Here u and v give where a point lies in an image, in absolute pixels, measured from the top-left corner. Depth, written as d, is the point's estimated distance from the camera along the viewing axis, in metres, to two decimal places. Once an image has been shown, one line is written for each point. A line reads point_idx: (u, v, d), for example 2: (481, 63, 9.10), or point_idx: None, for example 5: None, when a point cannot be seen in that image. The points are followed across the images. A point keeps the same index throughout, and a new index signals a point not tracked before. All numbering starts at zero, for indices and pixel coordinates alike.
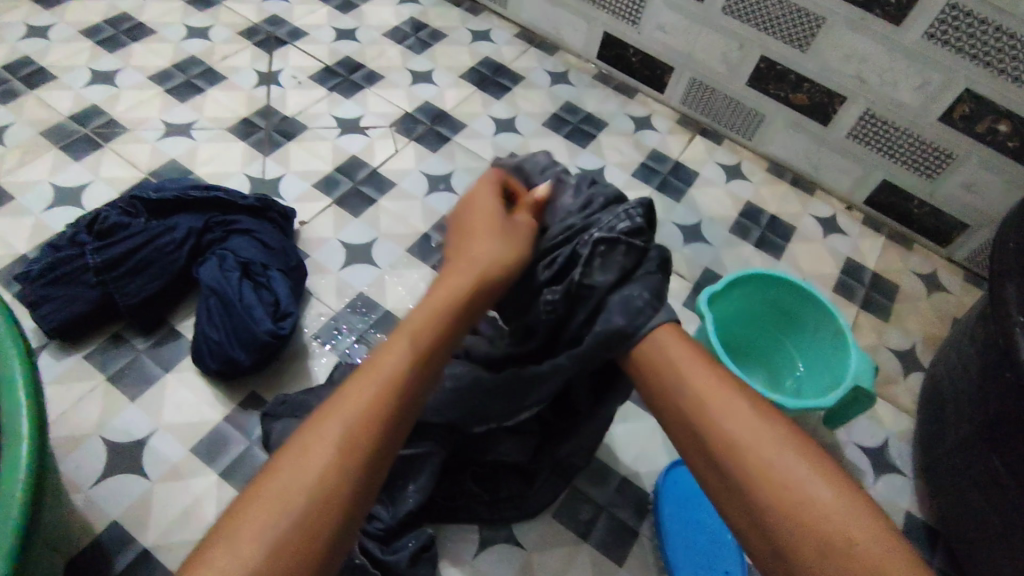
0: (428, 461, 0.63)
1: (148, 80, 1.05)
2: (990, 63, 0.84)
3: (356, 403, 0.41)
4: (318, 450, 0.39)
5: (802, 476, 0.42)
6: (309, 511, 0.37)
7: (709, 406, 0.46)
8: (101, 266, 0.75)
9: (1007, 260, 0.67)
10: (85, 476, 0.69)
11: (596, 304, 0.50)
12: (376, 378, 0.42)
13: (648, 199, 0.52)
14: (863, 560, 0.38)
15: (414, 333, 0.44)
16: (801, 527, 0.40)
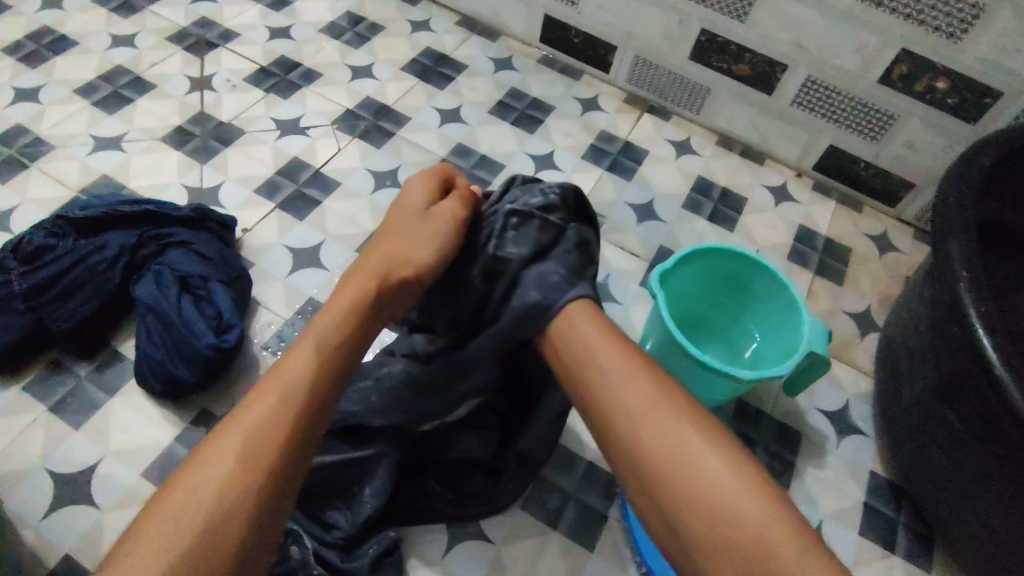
0: (383, 463, 0.62)
1: (73, 93, 1.00)
2: (923, 22, 0.84)
3: (258, 410, 0.42)
4: (219, 461, 0.40)
5: (691, 442, 0.42)
6: (210, 520, 0.38)
7: (604, 375, 0.46)
8: (29, 292, 0.72)
9: (948, 218, 0.68)
10: (31, 512, 0.66)
11: (512, 279, 0.52)
12: (277, 386, 0.43)
13: (565, 183, 0.56)
14: (742, 524, 0.39)
15: (318, 341, 0.45)
16: (700, 509, 0.40)
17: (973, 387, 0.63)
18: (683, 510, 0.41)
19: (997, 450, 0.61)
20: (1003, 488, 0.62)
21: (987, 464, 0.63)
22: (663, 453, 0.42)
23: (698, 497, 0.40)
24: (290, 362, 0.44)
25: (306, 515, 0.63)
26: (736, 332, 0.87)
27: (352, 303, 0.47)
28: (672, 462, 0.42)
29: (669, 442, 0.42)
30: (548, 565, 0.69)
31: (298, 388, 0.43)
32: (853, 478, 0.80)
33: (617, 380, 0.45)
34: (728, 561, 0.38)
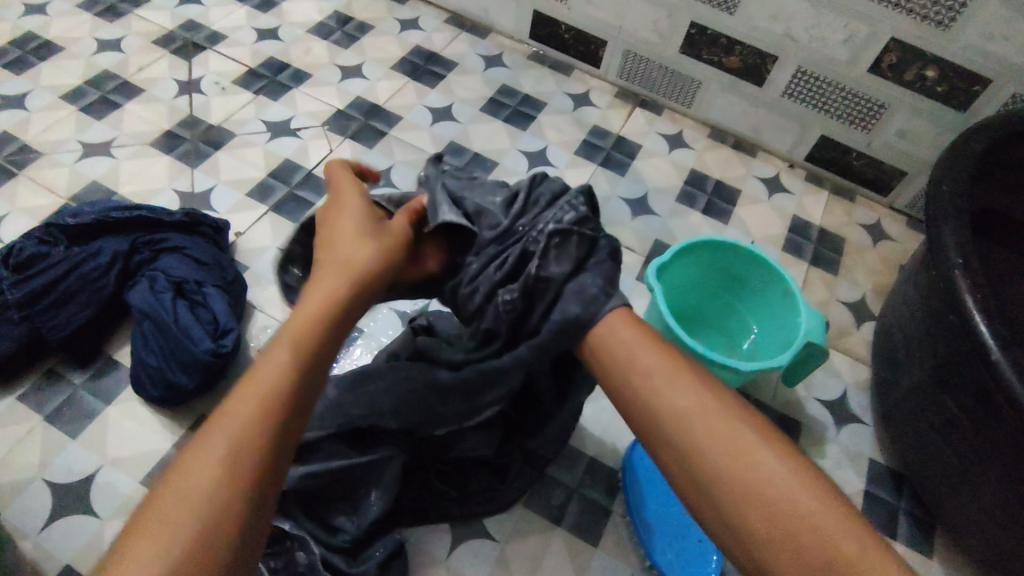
0: (391, 465, 0.61)
1: (60, 99, 0.99)
2: (912, 11, 0.85)
3: (234, 421, 0.38)
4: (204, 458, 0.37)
5: (748, 443, 0.40)
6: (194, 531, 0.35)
7: (659, 382, 0.43)
8: (22, 301, 0.71)
9: (942, 205, 0.68)
10: (31, 522, 0.66)
11: (552, 298, 0.47)
12: (257, 382, 0.39)
13: (588, 189, 0.50)
14: (805, 524, 0.37)
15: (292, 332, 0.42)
16: (761, 511, 0.37)
17: (970, 371, 0.63)
18: (752, 526, 0.37)
19: (995, 434, 0.62)
20: (1001, 473, 0.63)
21: (987, 450, 0.64)
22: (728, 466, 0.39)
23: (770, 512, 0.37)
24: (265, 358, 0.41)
25: (312, 520, 0.62)
26: (734, 325, 0.87)
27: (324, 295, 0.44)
28: (737, 474, 0.39)
29: (731, 452, 0.39)
30: (553, 561, 0.69)
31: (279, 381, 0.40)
32: (853, 467, 0.80)
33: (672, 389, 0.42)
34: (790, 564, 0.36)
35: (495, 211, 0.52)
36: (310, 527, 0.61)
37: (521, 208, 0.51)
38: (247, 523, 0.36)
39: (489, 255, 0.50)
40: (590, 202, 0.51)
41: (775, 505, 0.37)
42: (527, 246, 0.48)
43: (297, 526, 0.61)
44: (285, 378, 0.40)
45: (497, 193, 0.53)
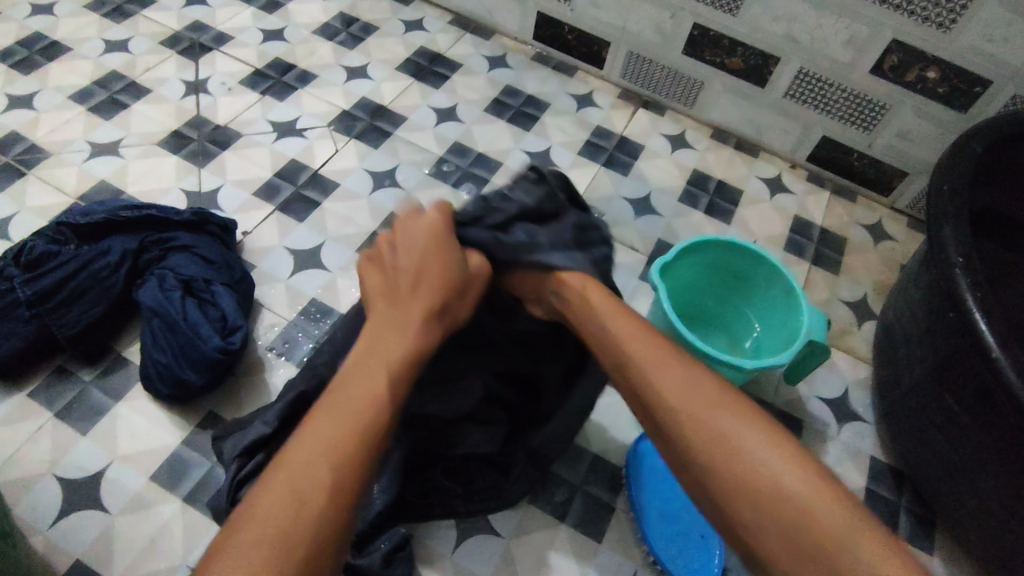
0: (393, 455, 0.62)
1: (67, 100, 1.00)
2: (914, 12, 0.85)
3: (339, 441, 0.37)
4: (308, 473, 0.36)
5: (715, 406, 0.42)
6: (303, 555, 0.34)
7: (630, 353, 0.46)
8: (33, 299, 0.71)
9: (942, 205, 0.69)
10: (42, 517, 0.67)
11: (506, 221, 0.53)
12: (349, 406, 0.39)
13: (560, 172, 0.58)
14: (770, 483, 0.38)
15: (380, 361, 0.42)
16: (730, 473, 0.39)
17: (971, 368, 0.64)
18: (723, 483, 0.39)
19: (995, 431, 0.63)
20: (1001, 469, 0.63)
21: (987, 446, 0.64)
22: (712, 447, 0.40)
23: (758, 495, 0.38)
24: (355, 384, 0.40)
25: None
26: (735, 323, 0.88)
27: (403, 334, 0.44)
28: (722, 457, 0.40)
29: (718, 436, 0.40)
30: (557, 557, 0.70)
31: (371, 410, 0.39)
32: (855, 464, 0.81)
33: (656, 373, 0.44)
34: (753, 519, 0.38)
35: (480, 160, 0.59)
36: None
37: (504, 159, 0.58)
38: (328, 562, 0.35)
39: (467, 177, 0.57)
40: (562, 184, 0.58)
41: (747, 466, 0.39)
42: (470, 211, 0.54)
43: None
44: (376, 406, 0.39)
45: None
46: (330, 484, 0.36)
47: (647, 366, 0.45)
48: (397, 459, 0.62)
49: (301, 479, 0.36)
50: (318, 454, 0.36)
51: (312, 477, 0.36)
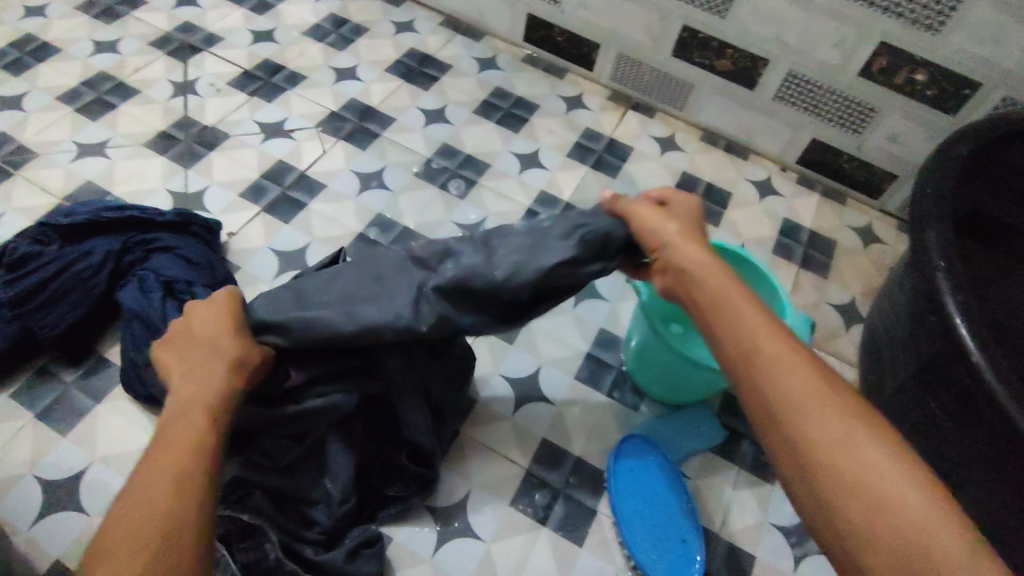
0: (332, 448, 0.60)
1: (55, 100, 1.00)
2: (901, 14, 0.85)
3: (149, 471, 0.40)
4: (144, 502, 0.38)
5: (813, 395, 0.38)
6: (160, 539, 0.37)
7: (739, 339, 0.42)
8: (15, 300, 0.71)
9: (926, 208, 0.69)
10: (20, 518, 0.66)
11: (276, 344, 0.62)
12: (172, 444, 0.42)
13: None
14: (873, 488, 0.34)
15: (195, 401, 0.45)
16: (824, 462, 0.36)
17: (953, 371, 0.64)
18: (817, 468, 0.36)
19: (978, 436, 0.62)
20: (987, 474, 0.62)
21: (972, 450, 0.64)
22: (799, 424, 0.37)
23: (864, 511, 0.34)
24: (172, 429, 0.43)
25: (285, 514, 0.63)
26: None
27: (213, 374, 0.48)
28: (802, 432, 0.37)
29: (803, 422, 0.37)
30: (539, 560, 0.69)
31: (190, 441, 0.42)
32: None
33: (770, 357, 0.40)
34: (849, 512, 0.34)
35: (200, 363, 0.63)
36: (284, 520, 0.62)
37: None
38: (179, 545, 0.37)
39: None
40: None
41: (843, 466, 0.35)
42: None
43: (257, 516, 0.62)
44: (200, 429, 0.43)
45: None
46: (171, 497, 0.39)
47: (759, 346, 0.41)
48: (336, 445, 0.61)
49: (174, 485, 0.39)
50: (151, 480, 0.39)
51: (151, 504, 0.38)
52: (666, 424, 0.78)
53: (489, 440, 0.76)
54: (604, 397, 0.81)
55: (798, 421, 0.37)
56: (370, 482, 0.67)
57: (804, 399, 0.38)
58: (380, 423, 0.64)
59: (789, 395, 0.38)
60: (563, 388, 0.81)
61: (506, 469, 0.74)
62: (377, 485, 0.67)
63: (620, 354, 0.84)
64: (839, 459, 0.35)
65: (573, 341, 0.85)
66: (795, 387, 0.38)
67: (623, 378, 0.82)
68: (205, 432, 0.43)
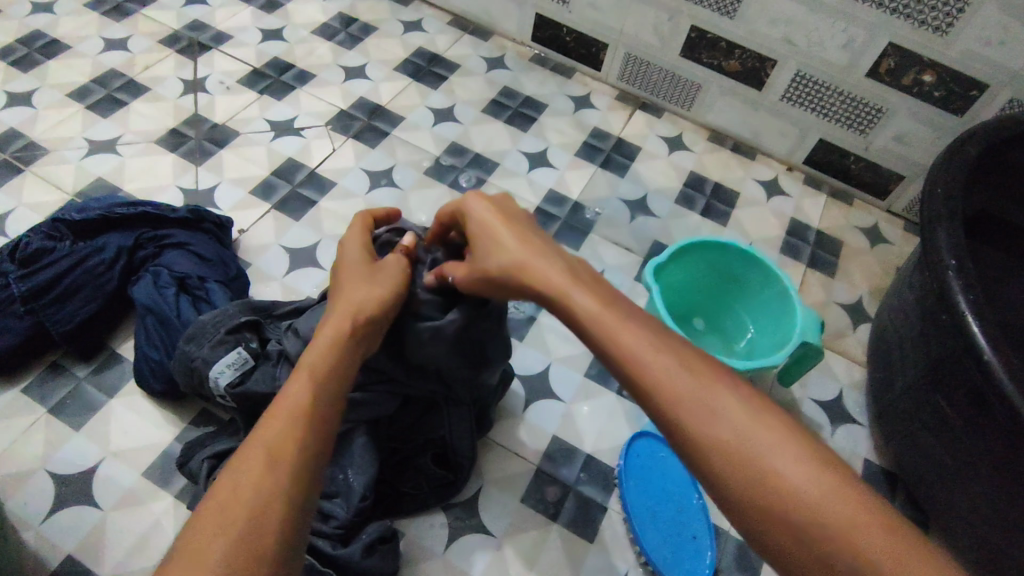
0: (358, 443, 0.62)
1: (66, 97, 1.00)
2: (910, 15, 0.86)
3: (275, 424, 0.41)
4: (241, 480, 0.38)
5: (710, 402, 0.39)
6: (258, 512, 0.37)
7: (625, 348, 0.42)
8: (28, 295, 0.71)
9: (936, 208, 0.69)
10: (32, 513, 0.66)
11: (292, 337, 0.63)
12: (285, 407, 0.42)
13: (242, 301, 0.69)
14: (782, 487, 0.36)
15: (313, 364, 0.45)
16: (732, 467, 0.37)
17: (964, 370, 0.64)
18: (728, 478, 0.37)
19: (988, 434, 0.63)
20: (995, 471, 0.63)
21: (981, 448, 0.64)
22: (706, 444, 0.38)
23: (775, 516, 0.36)
24: (293, 381, 0.44)
25: None
26: (729, 325, 0.88)
27: (335, 330, 0.47)
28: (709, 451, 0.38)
29: (706, 427, 0.38)
30: (548, 558, 0.69)
31: (305, 400, 0.43)
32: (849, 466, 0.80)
33: (654, 364, 0.40)
34: (762, 514, 0.36)
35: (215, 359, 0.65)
36: None
37: (216, 338, 0.65)
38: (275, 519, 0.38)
39: (271, 365, 0.64)
40: (249, 309, 0.69)
41: (755, 470, 0.37)
42: (188, 347, 0.66)
43: None
44: (309, 394, 0.43)
45: (204, 342, 0.65)
46: (273, 476, 0.39)
47: (627, 344, 0.42)
48: (362, 442, 0.62)
49: (268, 462, 0.40)
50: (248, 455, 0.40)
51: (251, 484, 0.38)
52: None
53: (499, 437, 0.76)
54: (615, 394, 0.81)
55: (703, 436, 0.38)
56: (385, 478, 0.68)
57: (699, 413, 0.38)
58: (413, 424, 0.66)
59: (683, 399, 0.39)
60: (573, 385, 0.81)
61: (517, 466, 0.75)
62: (392, 480, 0.68)
63: None
64: (752, 474, 0.36)
65: (583, 339, 0.85)
66: (699, 411, 0.38)
67: None
68: (314, 402, 0.43)
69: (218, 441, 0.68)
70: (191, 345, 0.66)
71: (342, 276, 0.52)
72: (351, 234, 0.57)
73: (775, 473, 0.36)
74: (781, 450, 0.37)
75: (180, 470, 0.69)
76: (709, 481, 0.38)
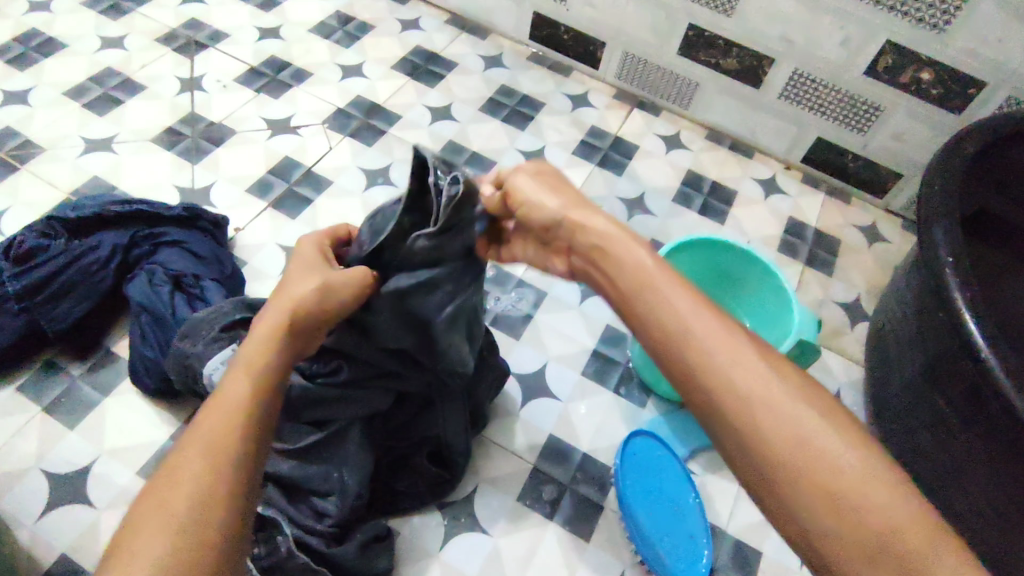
0: (353, 441, 0.61)
1: (62, 96, 1.00)
2: (908, 13, 0.85)
3: (209, 423, 0.41)
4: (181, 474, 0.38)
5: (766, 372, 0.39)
6: (192, 509, 0.37)
7: (680, 311, 0.41)
8: (22, 293, 0.71)
9: (933, 206, 0.69)
10: (26, 512, 0.66)
11: None
12: (221, 405, 0.42)
13: (239, 298, 0.67)
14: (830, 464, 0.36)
15: (248, 363, 0.44)
16: (782, 437, 0.37)
17: (961, 368, 0.64)
18: (779, 447, 0.36)
19: (984, 432, 0.63)
20: (991, 469, 0.63)
21: (977, 447, 0.64)
22: (748, 414, 0.37)
23: (820, 490, 0.35)
24: (227, 382, 0.43)
25: (296, 507, 0.62)
26: None
27: (273, 329, 0.46)
28: (760, 420, 0.37)
29: (758, 395, 0.38)
30: (545, 557, 0.69)
31: (241, 398, 0.42)
32: None
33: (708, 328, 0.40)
34: (806, 490, 0.36)
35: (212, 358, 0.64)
36: (293, 513, 0.62)
37: (212, 338, 0.64)
38: (210, 513, 0.37)
39: None
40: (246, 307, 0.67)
41: (806, 445, 0.36)
42: (183, 346, 0.65)
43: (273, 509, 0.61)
44: (246, 394, 0.43)
45: (201, 342, 0.65)
46: (206, 472, 0.38)
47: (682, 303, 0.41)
48: (357, 440, 0.61)
49: (209, 453, 0.39)
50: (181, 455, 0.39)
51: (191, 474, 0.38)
52: (672, 421, 0.78)
53: (496, 436, 0.76)
54: (612, 392, 0.81)
55: (756, 404, 0.37)
56: (380, 475, 0.68)
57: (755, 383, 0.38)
58: (409, 422, 0.66)
59: (736, 364, 0.39)
60: (570, 383, 0.81)
61: (514, 464, 0.74)
62: (387, 479, 0.68)
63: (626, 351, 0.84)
64: (793, 442, 0.36)
65: (580, 338, 0.85)
66: (757, 381, 0.38)
67: (629, 375, 0.83)
68: (249, 400, 0.42)
69: None
70: (185, 342, 0.65)
71: (288, 273, 0.52)
72: (304, 242, 0.56)
73: (815, 449, 0.36)
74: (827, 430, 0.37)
75: None
76: (751, 449, 0.37)
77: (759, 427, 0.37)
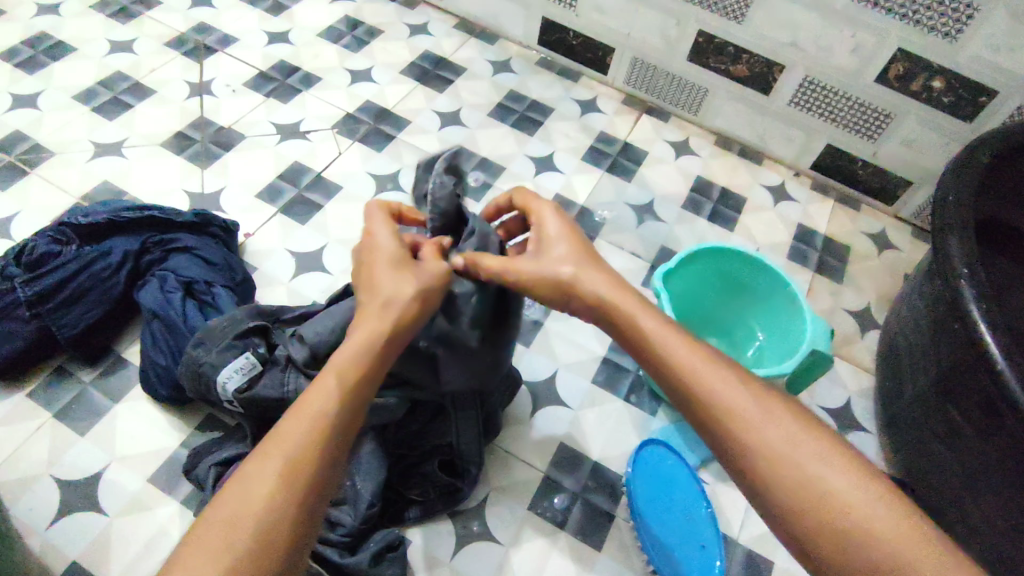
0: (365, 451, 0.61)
1: (71, 100, 1.00)
2: (920, 21, 0.85)
3: (292, 435, 0.39)
4: (249, 496, 0.37)
5: (752, 411, 0.42)
6: (260, 530, 0.36)
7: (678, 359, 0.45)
8: (32, 300, 0.70)
9: (946, 216, 0.68)
10: (38, 519, 0.66)
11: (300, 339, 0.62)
12: (304, 417, 0.39)
13: (249, 305, 0.69)
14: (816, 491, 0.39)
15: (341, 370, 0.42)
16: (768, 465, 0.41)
17: (976, 379, 0.63)
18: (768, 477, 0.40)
19: (1000, 444, 0.62)
20: (1006, 481, 0.63)
21: (990, 458, 0.64)
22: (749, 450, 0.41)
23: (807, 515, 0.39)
24: (316, 385, 0.41)
25: None
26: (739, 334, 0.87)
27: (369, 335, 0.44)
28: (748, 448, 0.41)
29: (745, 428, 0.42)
30: (556, 566, 0.69)
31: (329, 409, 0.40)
32: None
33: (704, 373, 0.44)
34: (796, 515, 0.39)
35: (223, 364, 0.64)
36: None
37: (223, 344, 0.65)
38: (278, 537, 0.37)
39: (277, 368, 0.64)
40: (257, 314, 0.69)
41: (793, 471, 0.40)
42: (196, 353, 0.65)
43: None
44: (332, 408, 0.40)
45: (214, 346, 0.65)
46: (278, 495, 0.37)
47: (672, 348, 0.46)
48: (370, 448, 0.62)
49: (285, 474, 0.38)
50: (258, 470, 0.38)
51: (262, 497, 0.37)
52: (683, 430, 0.78)
53: (507, 444, 0.76)
54: (622, 401, 0.81)
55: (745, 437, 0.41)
56: (392, 484, 0.68)
57: (738, 416, 0.42)
58: (421, 429, 0.66)
59: (722, 402, 0.43)
60: (580, 391, 0.81)
61: (524, 473, 0.74)
62: (398, 488, 0.68)
63: (636, 359, 0.84)
64: (780, 467, 0.40)
65: (590, 345, 0.85)
66: (738, 415, 0.42)
67: (639, 383, 0.82)
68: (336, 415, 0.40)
69: (222, 446, 0.68)
70: (199, 350, 0.65)
71: (378, 265, 0.48)
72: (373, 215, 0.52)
73: (806, 475, 0.39)
74: (820, 457, 0.40)
75: (187, 477, 0.68)
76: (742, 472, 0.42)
77: (763, 469, 0.40)
